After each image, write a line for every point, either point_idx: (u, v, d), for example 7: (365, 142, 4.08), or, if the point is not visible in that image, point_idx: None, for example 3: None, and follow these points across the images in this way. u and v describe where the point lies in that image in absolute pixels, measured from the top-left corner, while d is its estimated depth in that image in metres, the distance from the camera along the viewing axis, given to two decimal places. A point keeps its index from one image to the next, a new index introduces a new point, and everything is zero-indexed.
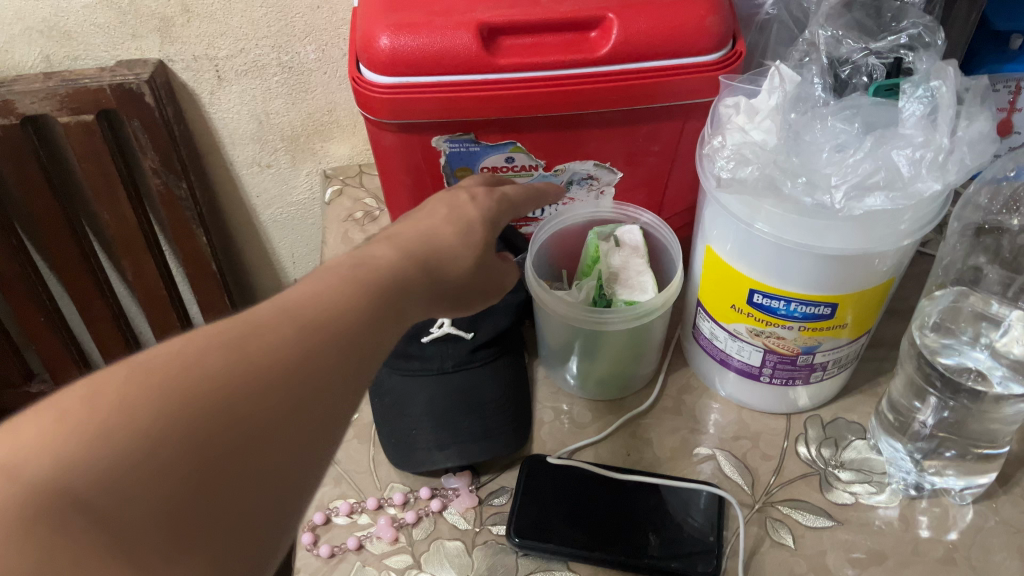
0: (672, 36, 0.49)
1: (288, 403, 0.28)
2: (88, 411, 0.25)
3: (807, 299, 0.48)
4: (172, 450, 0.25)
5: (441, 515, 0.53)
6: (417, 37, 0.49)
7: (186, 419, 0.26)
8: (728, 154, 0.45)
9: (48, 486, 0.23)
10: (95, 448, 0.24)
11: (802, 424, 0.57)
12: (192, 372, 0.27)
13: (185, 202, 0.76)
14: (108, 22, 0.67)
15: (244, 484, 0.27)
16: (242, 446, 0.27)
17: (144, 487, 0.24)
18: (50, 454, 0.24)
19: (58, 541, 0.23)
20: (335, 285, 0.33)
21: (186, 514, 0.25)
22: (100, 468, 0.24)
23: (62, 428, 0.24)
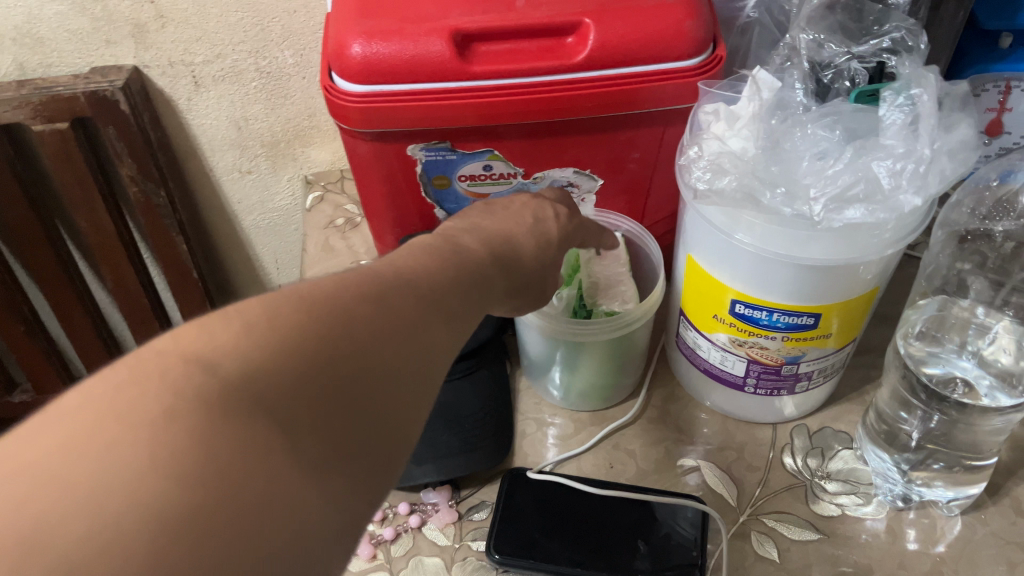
0: (650, 41, 0.48)
1: (415, 349, 0.29)
2: (264, 319, 0.25)
3: (789, 310, 0.47)
4: (335, 367, 0.25)
5: (420, 531, 0.52)
6: (389, 44, 0.48)
7: (345, 340, 0.26)
8: (705, 164, 0.44)
9: (235, 380, 0.23)
10: (272, 350, 0.24)
11: (788, 434, 0.56)
12: (343, 303, 0.27)
13: (164, 209, 0.75)
14: (81, 28, 0.66)
15: (389, 415, 0.27)
16: (386, 376, 0.27)
17: (313, 394, 0.25)
18: (234, 351, 0.24)
19: (249, 435, 0.23)
20: (428, 256, 0.34)
21: (345, 427, 0.25)
22: (279, 369, 0.24)
23: (239, 330, 0.25)
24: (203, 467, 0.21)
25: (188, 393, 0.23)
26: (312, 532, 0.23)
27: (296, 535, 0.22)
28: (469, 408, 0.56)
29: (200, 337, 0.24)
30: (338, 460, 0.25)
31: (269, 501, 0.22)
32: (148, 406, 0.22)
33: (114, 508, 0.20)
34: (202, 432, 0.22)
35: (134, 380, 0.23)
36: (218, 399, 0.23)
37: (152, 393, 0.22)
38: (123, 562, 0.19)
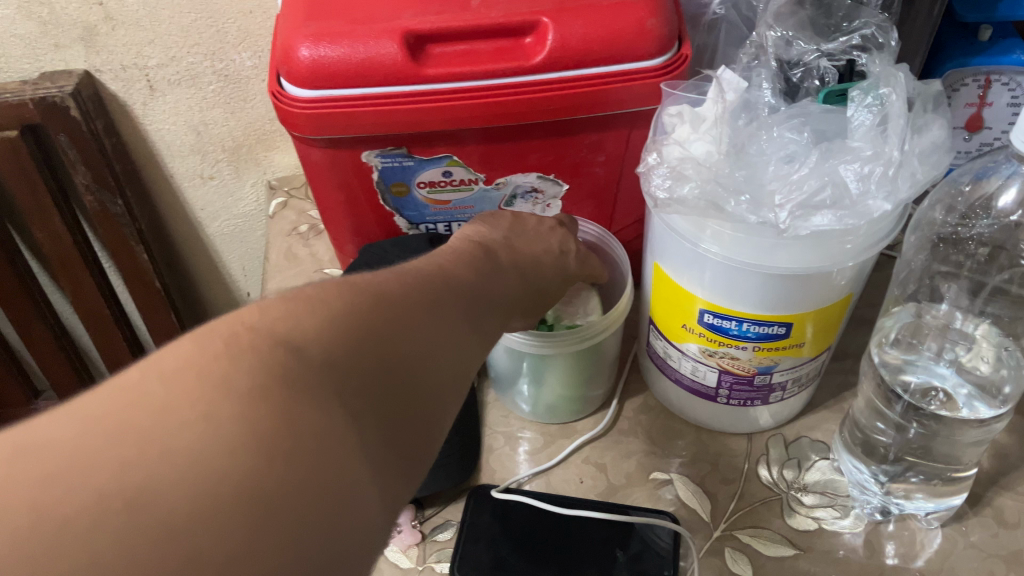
0: (611, 41, 0.46)
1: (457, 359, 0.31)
2: (341, 315, 0.27)
3: (759, 319, 0.45)
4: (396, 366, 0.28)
5: (381, 554, 0.50)
6: (338, 47, 0.46)
7: (405, 343, 0.28)
8: (664, 172, 0.42)
9: (316, 369, 0.25)
10: (346, 348, 0.26)
11: (763, 444, 0.55)
12: (405, 307, 0.29)
13: (122, 218, 0.72)
14: (28, 33, 0.63)
15: (432, 417, 0.29)
16: (434, 382, 0.29)
17: (378, 389, 0.26)
18: (316, 341, 0.26)
19: (327, 416, 0.24)
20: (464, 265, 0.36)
21: (400, 425, 0.27)
22: (353, 366, 0.26)
23: (318, 325, 0.26)
24: (289, 442, 0.23)
25: (278, 370, 0.24)
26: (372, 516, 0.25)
27: (359, 517, 0.24)
28: None
29: (283, 324, 0.26)
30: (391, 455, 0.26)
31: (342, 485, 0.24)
32: (241, 380, 0.24)
33: (216, 469, 0.21)
34: (289, 409, 0.23)
35: (224, 355, 0.24)
36: (300, 382, 0.24)
37: (242, 369, 0.24)
38: (229, 524, 0.21)
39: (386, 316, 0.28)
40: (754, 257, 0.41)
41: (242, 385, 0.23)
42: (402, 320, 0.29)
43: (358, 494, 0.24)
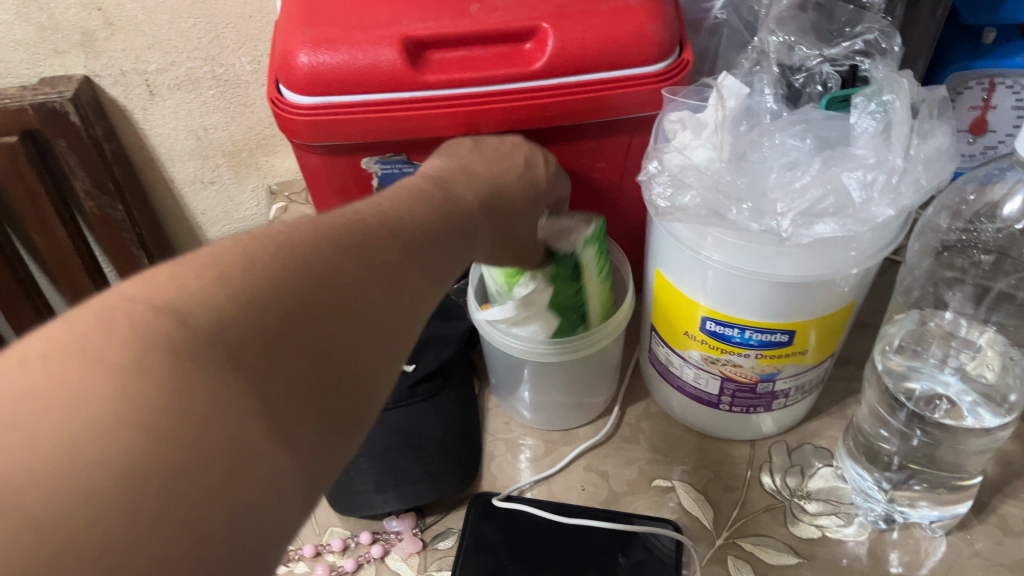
0: (612, 47, 0.46)
1: (401, 308, 0.28)
2: (250, 269, 0.24)
3: (762, 327, 0.44)
4: (316, 323, 0.24)
5: (383, 562, 0.50)
6: (337, 53, 0.46)
7: (327, 296, 0.25)
8: (665, 180, 0.42)
9: (207, 341, 0.22)
10: (247, 308, 0.23)
11: (766, 451, 0.54)
12: (330, 254, 0.26)
13: (122, 223, 0.72)
14: (27, 38, 0.63)
15: (366, 376, 0.26)
16: (368, 336, 0.26)
17: (293, 353, 0.24)
18: (210, 305, 0.23)
19: (220, 396, 0.22)
20: (418, 204, 0.32)
21: (320, 391, 0.24)
22: (256, 331, 0.23)
23: (214, 284, 0.23)
24: (167, 429, 0.20)
25: (159, 343, 0.22)
26: (280, 496, 0.22)
27: (263, 499, 0.22)
28: (433, 432, 0.52)
29: (175, 288, 0.23)
30: (307, 422, 0.24)
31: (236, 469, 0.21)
32: (119, 358, 0.21)
33: (72, 465, 0.19)
34: (173, 386, 0.21)
35: (105, 329, 0.22)
36: (187, 357, 0.22)
37: (121, 341, 0.21)
38: (93, 520, 0.19)
39: (304, 264, 0.25)
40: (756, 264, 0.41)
41: (117, 368, 0.21)
42: (325, 270, 0.25)
43: (259, 475, 0.22)
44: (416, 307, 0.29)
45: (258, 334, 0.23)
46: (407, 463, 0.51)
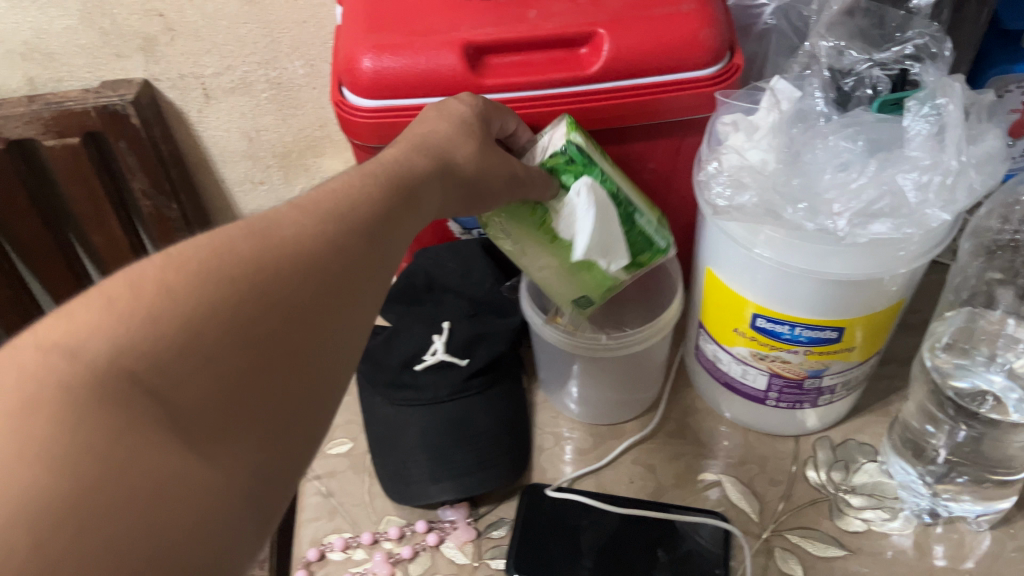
0: (666, 52, 0.47)
1: (333, 310, 0.29)
2: (159, 300, 0.26)
3: (812, 324, 0.46)
4: (232, 337, 0.26)
5: (438, 549, 0.52)
6: (400, 58, 0.47)
7: (244, 313, 0.27)
8: (724, 179, 0.43)
9: (116, 373, 0.24)
10: (154, 337, 0.25)
11: (811, 446, 0.55)
12: (250, 269, 0.28)
13: (176, 221, 0.75)
14: (90, 43, 0.65)
15: (298, 383, 0.28)
16: (296, 346, 0.28)
17: (210, 371, 0.26)
18: (117, 339, 0.25)
19: (126, 425, 0.24)
20: (367, 197, 0.33)
21: (245, 404, 0.26)
22: (167, 358, 0.25)
23: (125, 316, 0.25)
24: (75, 458, 0.23)
25: (60, 382, 0.24)
26: (207, 505, 0.24)
27: (188, 508, 0.24)
28: (485, 425, 0.54)
29: (89, 322, 0.25)
30: (232, 435, 0.26)
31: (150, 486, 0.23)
32: (34, 397, 0.23)
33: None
34: (75, 421, 0.23)
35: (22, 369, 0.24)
36: (96, 390, 0.24)
37: (20, 387, 0.23)
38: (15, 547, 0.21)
39: (219, 287, 0.27)
40: (810, 264, 0.42)
41: (33, 404, 0.23)
42: (242, 287, 0.27)
43: (177, 487, 0.24)
44: (355, 308, 0.30)
45: (166, 360, 0.25)
46: (461, 454, 0.53)
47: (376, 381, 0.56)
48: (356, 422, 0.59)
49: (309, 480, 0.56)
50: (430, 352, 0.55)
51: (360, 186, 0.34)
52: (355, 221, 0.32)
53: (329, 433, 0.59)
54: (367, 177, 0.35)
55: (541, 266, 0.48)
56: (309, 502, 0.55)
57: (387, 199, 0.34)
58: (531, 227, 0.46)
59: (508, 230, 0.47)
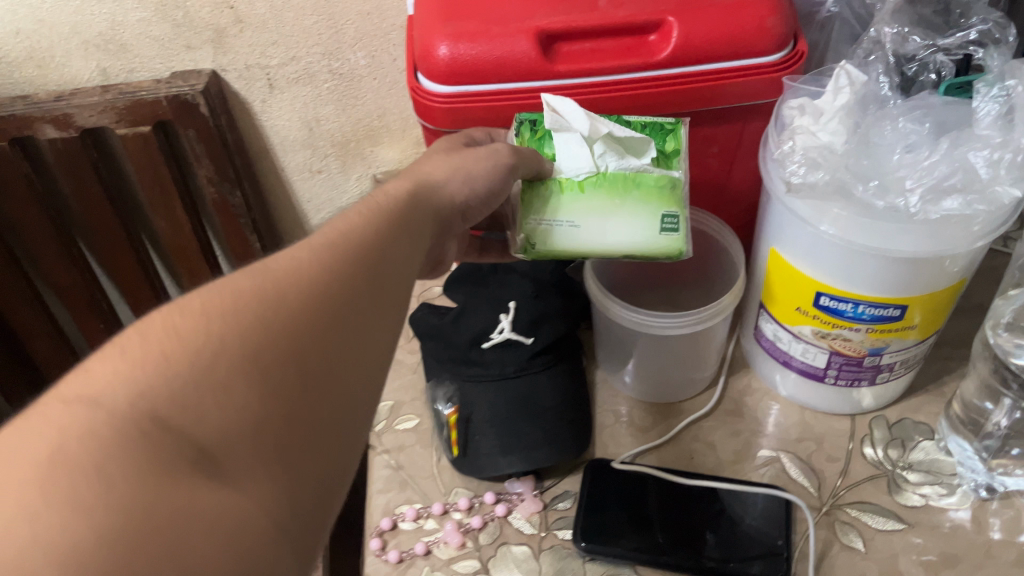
0: (733, 38, 0.49)
1: (347, 339, 0.31)
2: (174, 345, 0.28)
3: (876, 302, 0.47)
4: (249, 367, 0.28)
5: (507, 520, 0.54)
6: (476, 45, 0.49)
7: (257, 343, 0.28)
8: (797, 159, 0.45)
9: (139, 414, 0.26)
10: (172, 377, 0.27)
11: (866, 425, 0.57)
12: (261, 304, 0.29)
13: (238, 209, 0.77)
14: (163, 34, 0.68)
15: (321, 410, 0.29)
16: (315, 373, 0.29)
17: (229, 401, 0.27)
18: (137, 384, 0.26)
19: (156, 459, 0.25)
20: (373, 229, 0.35)
21: (271, 432, 0.28)
22: (188, 394, 0.27)
23: (143, 361, 0.27)
24: (112, 494, 0.24)
25: (82, 429, 0.25)
26: (240, 530, 0.25)
27: (220, 533, 0.25)
28: (550, 401, 0.56)
29: (109, 373, 0.27)
30: (261, 463, 0.27)
31: (184, 516, 0.24)
32: (67, 442, 0.24)
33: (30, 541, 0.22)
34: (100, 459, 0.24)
35: (53, 419, 0.25)
36: (124, 429, 0.25)
37: (46, 437, 0.25)
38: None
39: (231, 321, 0.29)
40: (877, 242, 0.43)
41: (67, 448, 0.24)
42: (253, 320, 0.29)
43: (208, 517, 0.25)
44: (369, 337, 0.32)
45: (187, 397, 0.27)
46: (528, 428, 0.55)
47: (445, 358, 0.59)
48: (422, 399, 0.61)
49: (379, 454, 0.58)
50: (498, 330, 0.57)
51: (366, 219, 0.36)
52: (361, 248, 0.34)
53: (396, 409, 0.61)
54: (379, 212, 0.37)
55: (606, 223, 0.47)
56: (380, 475, 0.57)
57: (392, 235, 0.36)
58: (558, 191, 0.47)
59: (551, 216, 0.47)
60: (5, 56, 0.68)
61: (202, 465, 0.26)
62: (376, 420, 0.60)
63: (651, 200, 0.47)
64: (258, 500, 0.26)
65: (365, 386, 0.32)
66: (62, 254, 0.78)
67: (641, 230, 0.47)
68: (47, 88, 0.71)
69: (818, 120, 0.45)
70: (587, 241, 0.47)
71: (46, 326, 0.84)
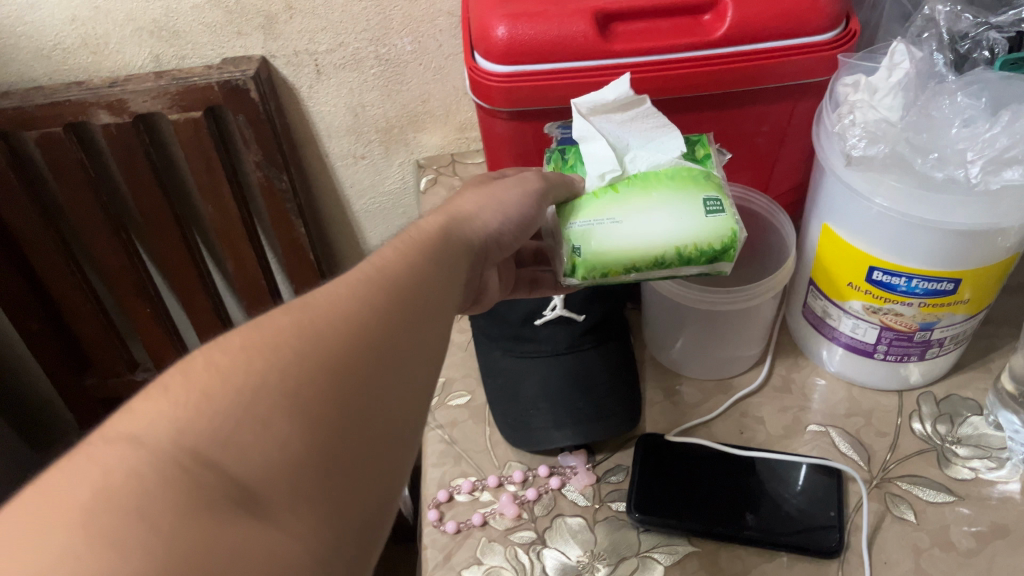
0: (787, 17, 0.50)
1: (385, 376, 0.31)
2: (215, 386, 0.28)
3: (929, 276, 0.47)
4: (289, 403, 0.28)
5: (561, 492, 0.55)
6: (535, 26, 0.50)
7: (296, 379, 0.28)
8: (857, 132, 0.46)
9: (182, 453, 0.26)
10: (212, 418, 0.27)
11: (914, 400, 0.58)
12: (299, 341, 0.29)
13: (285, 193, 0.78)
14: (215, 21, 0.69)
15: (363, 446, 0.29)
16: (356, 410, 0.29)
17: (269, 438, 0.27)
18: (179, 423, 0.26)
19: (199, 498, 0.25)
20: (408, 264, 0.35)
21: (311, 470, 0.27)
22: (229, 432, 0.27)
23: (183, 402, 0.27)
24: (155, 534, 0.23)
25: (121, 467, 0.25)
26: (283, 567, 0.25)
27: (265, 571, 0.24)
28: (601, 375, 0.58)
29: (151, 414, 0.27)
30: (305, 501, 0.27)
31: (226, 556, 0.24)
32: (113, 480, 0.24)
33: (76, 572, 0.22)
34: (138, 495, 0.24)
35: (100, 459, 0.25)
36: (166, 467, 0.25)
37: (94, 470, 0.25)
38: None
39: (268, 359, 0.29)
40: (934, 214, 0.43)
41: (113, 486, 0.24)
42: (292, 356, 0.29)
43: (252, 554, 0.24)
44: (408, 375, 0.32)
45: (228, 436, 0.27)
46: (581, 402, 0.57)
47: (498, 335, 0.61)
48: (473, 376, 0.63)
49: (433, 429, 0.60)
50: (549, 308, 0.59)
51: (399, 255, 0.36)
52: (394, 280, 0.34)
53: (448, 386, 0.63)
54: (413, 242, 0.37)
55: (647, 215, 0.44)
56: (434, 449, 0.58)
57: (425, 270, 0.36)
58: (592, 198, 0.46)
59: (588, 218, 0.45)
60: (61, 42, 0.69)
61: (243, 503, 0.26)
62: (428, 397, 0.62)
63: (687, 188, 0.45)
64: (302, 536, 0.26)
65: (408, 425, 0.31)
66: (112, 239, 0.80)
67: (684, 215, 0.44)
68: (101, 74, 0.72)
69: (873, 95, 0.47)
70: (631, 236, 0.44)
71: (94, 311, 0.85)
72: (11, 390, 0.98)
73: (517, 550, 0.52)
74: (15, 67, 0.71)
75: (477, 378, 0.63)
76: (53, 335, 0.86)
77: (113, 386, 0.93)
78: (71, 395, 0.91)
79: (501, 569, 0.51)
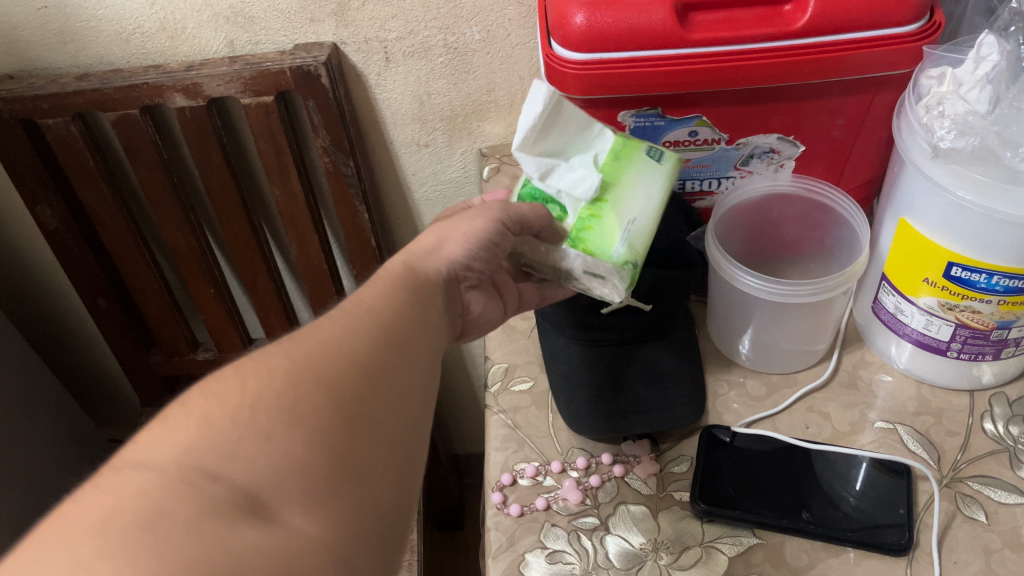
0: (870, 9, 0.50)
1: (374, 382, 0.35)
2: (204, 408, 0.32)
3: (1010, 273, 0.46)
4: (277, 408, 0.32)
5: (623, 481, 0.55)
6: (614, 13, 0.51)
7: (289, 390, 0.33)
8: (946, 124, 0.46)
9: (182, 468, 0.30)
10: (205, 429, 0.31)
11: (986, 401, 0.57)
12: (303, 364, 0.34)
13: (350, 178, 0.79)
14: (289, 8, 0.70)
15: (357, 439, 0.33)
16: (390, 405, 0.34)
17: (283, 447, 0.31)
18: (173, 437, 0.31)
19: (200, 503, 0.29)
20: (410, 305, 0.41)
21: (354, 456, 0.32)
22: (227, 445, 0.31)
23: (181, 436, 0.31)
24: (165, 539, 0.27)
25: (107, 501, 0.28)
26: (299, 553, 0.29)
27: (269, 558, 0.28)
28: (668, 364, 0.59)
29: (155, 436, 0.31)
30: (322, 502, 0.31)
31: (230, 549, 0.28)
32: (115, 496, 0.28)
33: None
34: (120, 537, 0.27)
35: (105, 481, 0.29)
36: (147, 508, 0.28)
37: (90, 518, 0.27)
38: None
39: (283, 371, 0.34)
40: (1018, 208, 0.43)
41: (116, 501, 0.28)
42: (282, 374, 0.34)
43: (255, 543, 0.28)
44: (392, 385, 0.36)
45: (224, 448, 0.31)
46: (648, 393, 0.58)
47: (562, 323, 0.61)
48: (535, 363, 0.64)
49: (496, 413, 0.61)
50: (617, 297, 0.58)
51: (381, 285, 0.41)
52: (375, 314, 0.39)
53: (511, 371, 0.64)
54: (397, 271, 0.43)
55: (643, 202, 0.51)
56: (498, 433, 0.59)
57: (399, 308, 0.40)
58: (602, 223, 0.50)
59: (620, 239, 0.49)
60: (140, 26, 0.71)
61: (242, 504, 0.30)
62: (491, 381, 0.63)
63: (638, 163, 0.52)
64: (303, 520, 0.30)
65: (402, 428, 0.36)
66: (181, 219, 0.81)
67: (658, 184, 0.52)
68: (177, 59, 0.74)
69: (959, 88, 0.47)
70: (647, 227, 0.51)
71: (160, 290, 0.87)
72: (77, 363, 1.00)
73: (581, 535, 0.52)
74: (96, 50, 0.73)
75: (540, 364, 0.64)
76: (121, 312, 0.89)
77: (175, 364, 0.94)
78: (136, 371, 0.94)
79: (564, 553, 0.51)
